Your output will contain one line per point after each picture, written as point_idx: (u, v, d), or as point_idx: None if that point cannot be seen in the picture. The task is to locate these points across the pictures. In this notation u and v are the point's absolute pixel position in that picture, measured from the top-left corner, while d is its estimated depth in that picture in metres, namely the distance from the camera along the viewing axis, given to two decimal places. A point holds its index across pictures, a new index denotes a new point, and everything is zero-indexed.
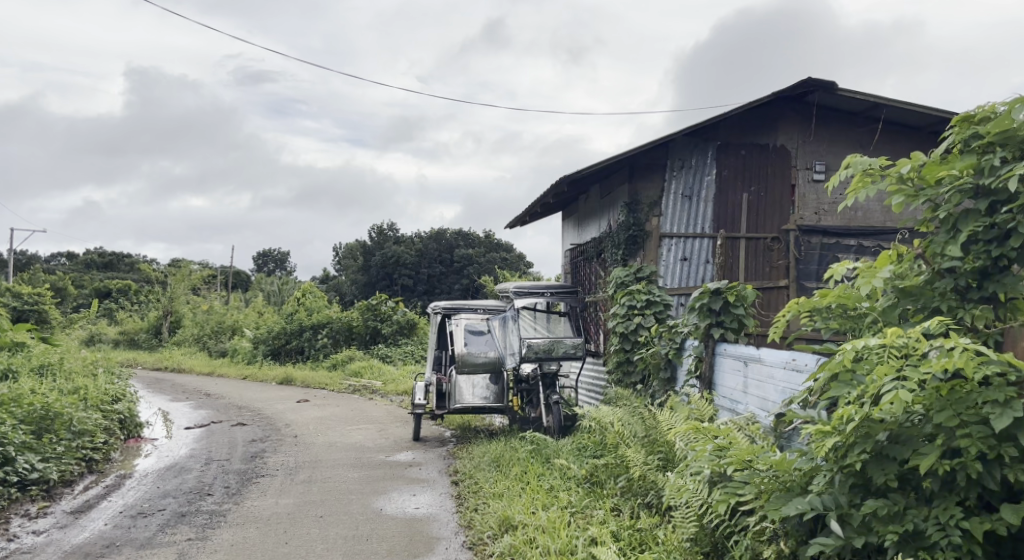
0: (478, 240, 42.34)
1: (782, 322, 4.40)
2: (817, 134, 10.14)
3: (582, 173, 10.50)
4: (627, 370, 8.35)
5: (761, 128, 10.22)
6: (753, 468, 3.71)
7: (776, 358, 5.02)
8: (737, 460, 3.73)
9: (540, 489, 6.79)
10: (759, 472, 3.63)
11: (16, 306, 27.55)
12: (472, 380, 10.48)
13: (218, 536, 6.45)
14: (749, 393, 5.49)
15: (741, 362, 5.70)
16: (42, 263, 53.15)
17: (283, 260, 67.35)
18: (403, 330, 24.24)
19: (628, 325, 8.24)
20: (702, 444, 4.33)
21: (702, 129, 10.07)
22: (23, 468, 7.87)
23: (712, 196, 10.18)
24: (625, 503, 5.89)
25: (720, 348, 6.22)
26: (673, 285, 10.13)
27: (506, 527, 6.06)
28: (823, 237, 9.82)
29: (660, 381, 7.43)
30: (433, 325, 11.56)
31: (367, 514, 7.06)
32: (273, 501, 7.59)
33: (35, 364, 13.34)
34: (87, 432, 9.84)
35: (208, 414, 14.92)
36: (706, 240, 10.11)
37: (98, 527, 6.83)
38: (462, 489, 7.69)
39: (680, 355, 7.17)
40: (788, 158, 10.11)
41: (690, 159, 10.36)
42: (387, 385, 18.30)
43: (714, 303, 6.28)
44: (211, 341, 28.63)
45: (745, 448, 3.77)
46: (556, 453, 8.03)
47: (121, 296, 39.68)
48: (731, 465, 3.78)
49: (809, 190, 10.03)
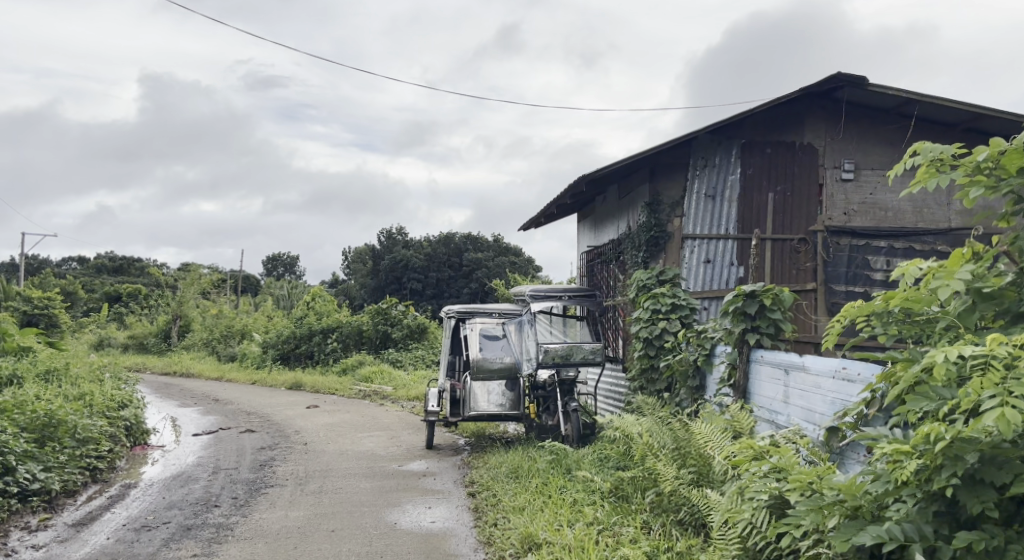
0: (487, 244, 42.05)
1: (836, 328, 4.06)
2: (846, 132, 9.74)
3: (602, 172, 10.16)
4: (651, 377, 7.98)
5: (788, 126, 9.84)
6: (816, 491, 3.41)
7: (824, 367, 4.68)
8: (798, 483, 3.43)
9: (563, 503, 6.45)
10: (824, 495, 3.31)
11: (25, 311, 27.42)
12: (486, 387, 10.02)
13: (225, 552, 6.12)
14: (791, 403, 5.15)
15: (781, 372, 5.38)
16: (54, 268, 53.24)
17: (293, 264, 67.20)
18: (413, 334, 23.92)
19: (652, 329, 7.91)
20: (755, 464, 4.04)
21: (725, 127, 9.76)
22: (24, 478, 7.57)
23: (735, 196, 9.85)
24: (656, 520, 5.55)
25: (756, 354, 5.91)
26: (696, 288, 9.86)
27: (529, 545, 5.70)
28: (851, 238, 9.50)
29: (688, 389, 7.08)
30: (446, 330, 11.20)
31: (382, 528, 6.72)
32: (283, 514, 7.27)
33: (40, 369, 13.08)
34: (92, 440, 9.55)
35: (217, 420, 14.64)
36: (730, 242, 9.77)
37: (101, 541, 6.52)
38: (480, 502, 7.34)
39: (710, 361, 6.83)
40: (816, 157, 9.69)
41: (712, 158, 10.02)
42: (398, 391, 17.99)
43: (750, 307, 5.93)
44: (221, 345, 28.42)
45: (808, 471, 3.47)
46: (577, 464, 7.68)
47: (131, 300, 39.60)
48: (790, 488, 3.49)
49: (837, 189, 9.61)
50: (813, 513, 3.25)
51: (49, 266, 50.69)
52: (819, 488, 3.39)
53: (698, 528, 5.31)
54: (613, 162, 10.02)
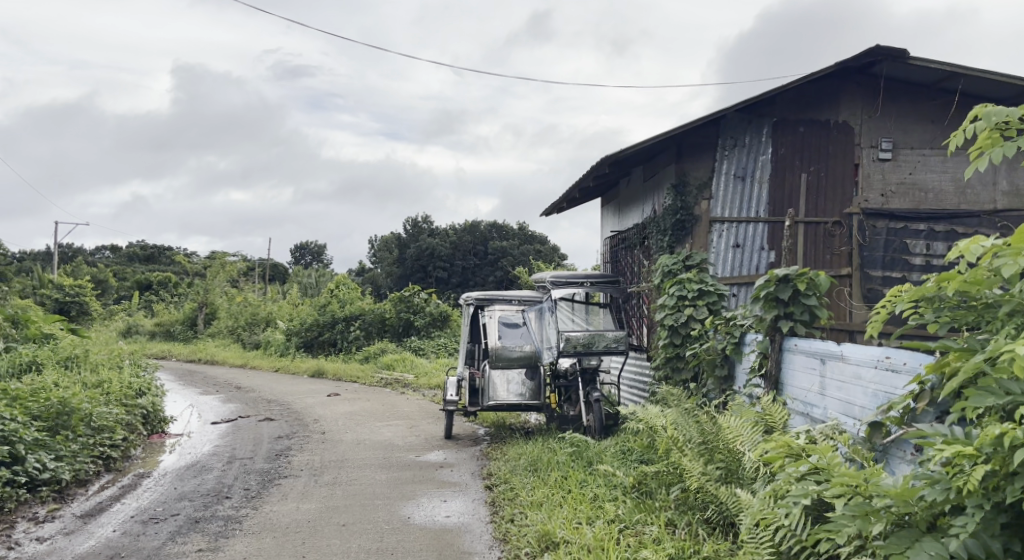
0: (512, 232, 41.71)
1: (881, 313, 3.66)
2: (884, 109, 9.27)
3: (626, 153, 9.77)
4: (677, 366, 7.63)
5: (822, 103, 9.37)
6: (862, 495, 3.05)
7: (864, 356, 4.31)
8: (840, 485, 3.07)
9: (582, 499, 6.14)
10: (870, 500, 2.97)
11: (57, 299, 27.76)
12: (506, 376, 9.81)
13: (232, 547, 5.90)
14: (828, 395, 4.78)
15: (817, 362, 5.01)
16: (87, 256, 54.07)
17: (320, 253, 67.43)
18: (437, 322, 23.72)
19: (678, 317, 7.55)
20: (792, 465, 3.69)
21: (756, 104, 9.28)
22: (34, 467, 7.43)
23: (767, 177, 9.39)
24: (681, 519, 5.24)
25: (788, 343, 5.54)
26: (725, 274, 9.44)
27: (547, 544, 5.40)
28: (889, 221, 9.07)
29: (716, 379, 6.71)
30: (465, 317, 10.94)
31: (394, 523, 6.46)
32: (294, 506, 7.05)
33: (60, 356, 13.06)
34: (107, 428, 9.42)
35: (237, 408, 14.54)
36: (761, 225, 9.38)
37: (106, 534, 6.34)
38: (496, 495, 7.07)
39: (740, 350, 6.44)
40: (851, 135, 9.25)
41: (742, 137, 9.55)
42: (419, 379, 17.80)
43: (782, 292, 5.60)
44: (246, 333, 28.46)
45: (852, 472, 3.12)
46: (599, 456, 7.36)
47: (160, 288, 39.96)
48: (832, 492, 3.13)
49: (874, 169, 9.18)
50: (857, 522, 2.91)
51: (81, 254, 51.47)
52: (864, 491, 3.03)
53: (726, 527, 4.98)
54: (637, 142, 9.63)
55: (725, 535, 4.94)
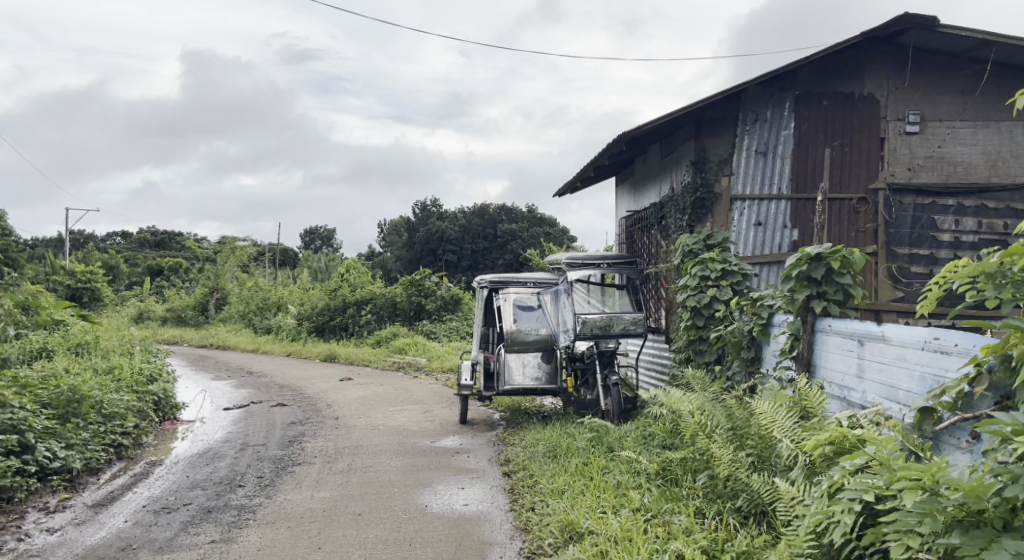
0: (521, 215, 41.38)
1: (937, 292, 3.46)
2: (912, 80, 8.93)
3: (644, 129, 9.48)
4: (700, 349, 7.37)
5: (846, 75, 9.06)
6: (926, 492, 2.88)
7: (909, 337, 4.08)
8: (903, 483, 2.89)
9: (605, 486, 5.94)
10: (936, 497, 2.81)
11: (69, 285, 27.77)
12: (522, 359, 9.64)
13: (245, 538, 5.74)
14: (867, 378, 4.56)
15: (854, 343, 4.77)
16: (98, 243, 54.22)
17: (329, 238, 67.27)
18: (448, 305, 23.51)
19: (701, 298, 7.28)
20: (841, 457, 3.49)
21: (778, 77, 9.00)
22: (44, 456, 7.30)
23: (789, 152, 9.11)
24: (711, 508, 5.05)
25: (820, 324, 5.32)
26: (747, 253, 9.17)
27: (571, 534, 5.20)
28: (916, 196, 8.80)
29: (742, 361, 6.48)
30: (479, 300, 10.72)
31: (412, 512, 6.28)
32: (308, 495, 6.89)
33: (70, 343, 12.95)
34: (118, 416, 9.30)
35: (249, 394, 14.41)
36: (783, 203, 9.09)
37: (118, 524, 6.19)
38: (516, 482, 6.88)
39: (767, 332, 6.21)
40: (876, 108, 8.95)
41: (764, 112, 9.23)
42: (432, 363, 17.65)
43: (815, 271, 5.33)
44: (257, 317, 28.38)
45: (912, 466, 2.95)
46: (620, 442, 7.16)
47: (172, 274, 39.95)
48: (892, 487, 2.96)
49: (900, 143, 8.88)
50: (927, 521, 2.72)
51: (93, 240, 51.61)
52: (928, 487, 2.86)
53: (759, 516, 4.79)
54: (654, 118, 9.35)
55: (759, 525, 4.74)
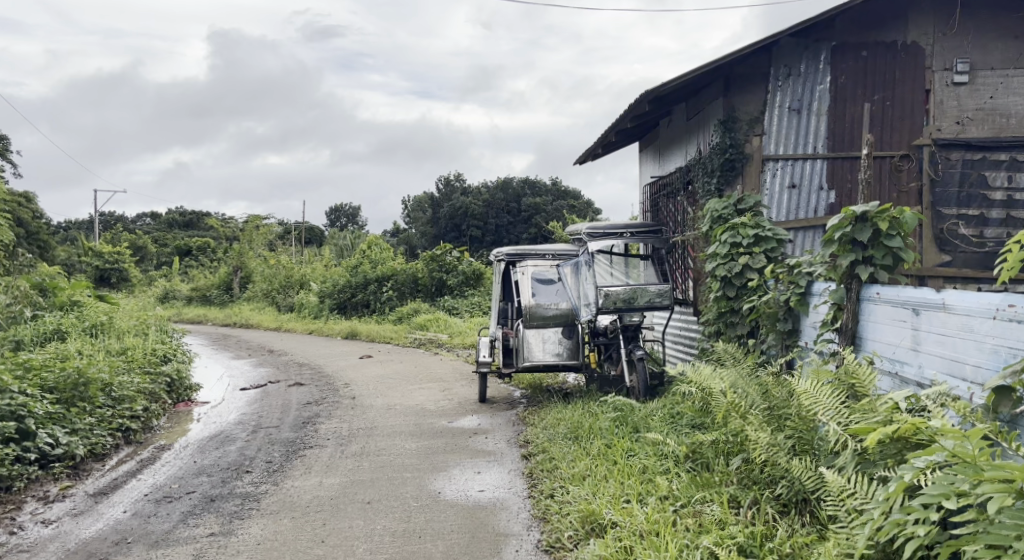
0: (545, 188, 40.75)
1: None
2: (961, 26, 8.26)
3: (668, 87, 8.88)
4: (731, 321, 6.85)
5: (888, 23, 8.38)
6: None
7: (977, 305, 3.56)
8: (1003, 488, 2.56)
9: (630, 471, 5.49)
10: None
11: (97, 265, 27.78)
12: (542, 335, 9.23)
13: (247, 530, 5.39)
14: (924, 352, 4.04)
15: (909, 312, 4.22)
16: (127, 223, 54.53)
17: (354, 215, 67.01)
18: (469, 281, 23.09)
19: (731, 267, 6.75)
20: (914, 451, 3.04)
21: (814, 26, 8.33)
22: (45, 443, 7.00)
23: (825, 108, 8.49)
24: (745, 496, 4.60)
25: (867, 291, 4.79)
26: (781, 218, 8.57)
27: (592, 527, 4.77)
28: (965, 152, 8.17)
29: (777, 335, 5.98)
30: (497, 274, 10.33)
31: (423, 499, 5.90)
32: (317, 482, 6.53)
33: (86, 324, 12.73)
34: (126, 399, 9.01)
35: (267, 373, 14.14)
36: (819, 162, 8.49)
37: (116, 516, 5.87)
38: (535, 466, 6.46)
39: (806, 303, 5.70)
40: (921, 57, 8.29)
41: (797, 65, 8.58)
42: (454, 339, 17.27)
43: (860, 234, 4.79)
44: (281, 295, 28.20)
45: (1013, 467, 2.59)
46: (645, 421, 6.69)
47: (199, 253, 40.02)
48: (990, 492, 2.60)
49: (948, 95, 8.24)
50: None
51: (121, 222, 51.92)
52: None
53: (800, 505, 4.34)
54: (679, 75, 8.71)
55: (801, 515, 4.30)
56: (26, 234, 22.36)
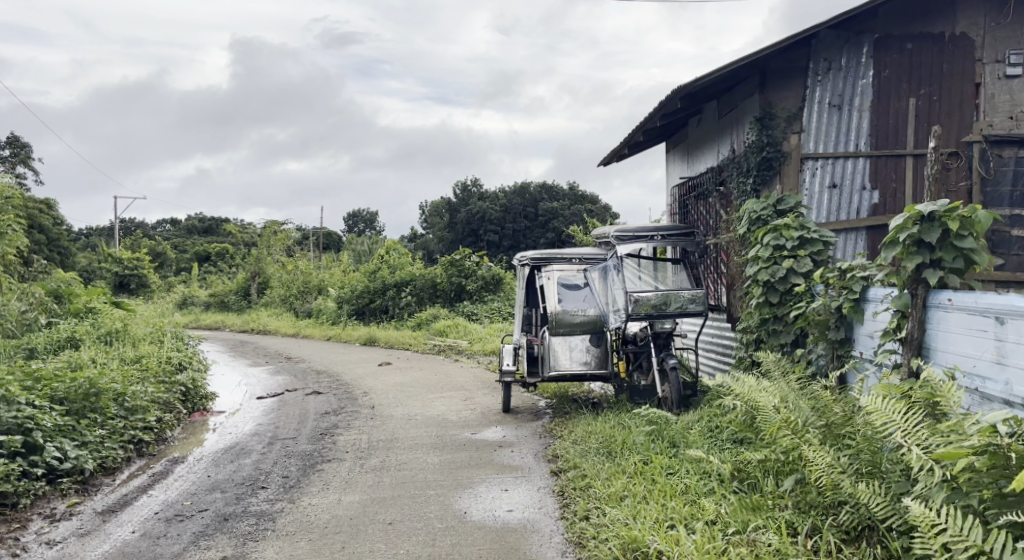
0: (563, 193, 40.36)
1: None
2: (1014, 16, 7.79)
3: (701, 83, 8.47)
4: (774, 329, 6.41)
5: (934, 13, 7.93)
6: None
7: None
8: None
9: (672, 491, 5.09)
10: None
11: (116, 272, 27.69)
12: (568, 343, 8.80)
13: (261, 553, 5.04)
14: (1013, 366, 3.64)
15: (989, 321, 3.81)
16: (148, 230, 54.73)
17: (372, 221, 66.96)
18: (489, 286, 22.70)
19: (775, 271, 6.30)
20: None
21: (856, 17, 7.90)
22: (53, 457, 6.71)
23: (868, 104, 8.05)
24: (805, 523, 4.19)
25: (936, 297, 4.36)
26: (823, 219, 8.11)
27: (635, 555, 4.37)
28: (1018, 148, 7.70)
29: (828, 344, 5.57)
30: (521, 280, 9.95)
31: (449, 520, 5.53)
32: (335, 500, 6.17)
33: (101, 331, 12.46)
34: (139, 409, 8.72)
35: (285, 381, 13.84)
36: (861, 161, 8.05)
37: (123, 537, 5.54)
38: (566, 483, 6.06)
39: (860, 310, 5.28)
40: (971, 48, 7.84)
41: (838, 59, 8.14)
42: (474, 345, 16.90)
43: (928, 234, 4.34)
44: (299, 301, 27.97)
45: None
46: (683, 435, 6.28)
47: (218, 260, 39.99)
48: None
49: (999, 88, 7.78)
50: None
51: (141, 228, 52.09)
52: None
53: (868, 533, 3.94)
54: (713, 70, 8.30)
55: (870, 545, 3.90)
56: (47, 241, 22.36)
